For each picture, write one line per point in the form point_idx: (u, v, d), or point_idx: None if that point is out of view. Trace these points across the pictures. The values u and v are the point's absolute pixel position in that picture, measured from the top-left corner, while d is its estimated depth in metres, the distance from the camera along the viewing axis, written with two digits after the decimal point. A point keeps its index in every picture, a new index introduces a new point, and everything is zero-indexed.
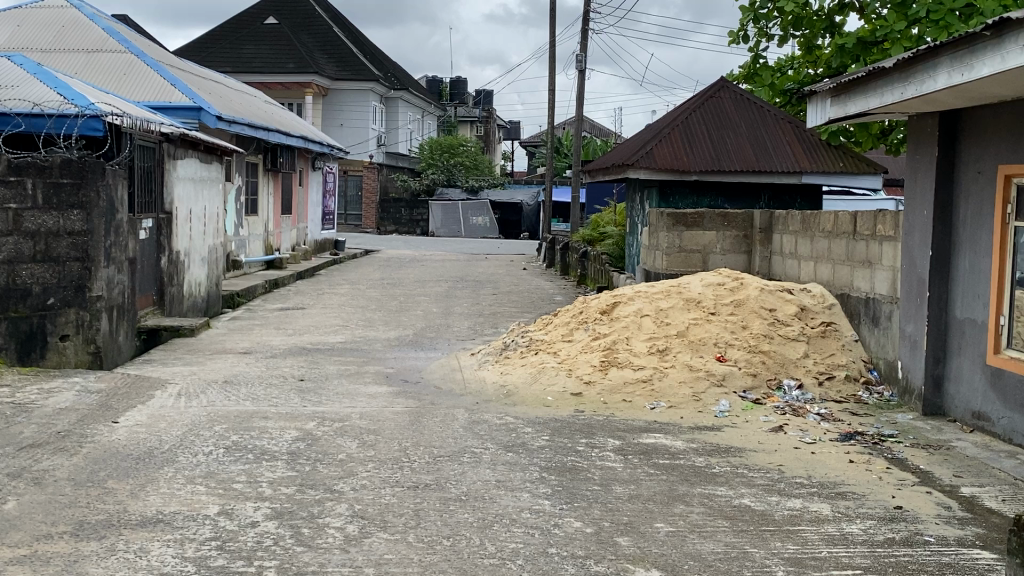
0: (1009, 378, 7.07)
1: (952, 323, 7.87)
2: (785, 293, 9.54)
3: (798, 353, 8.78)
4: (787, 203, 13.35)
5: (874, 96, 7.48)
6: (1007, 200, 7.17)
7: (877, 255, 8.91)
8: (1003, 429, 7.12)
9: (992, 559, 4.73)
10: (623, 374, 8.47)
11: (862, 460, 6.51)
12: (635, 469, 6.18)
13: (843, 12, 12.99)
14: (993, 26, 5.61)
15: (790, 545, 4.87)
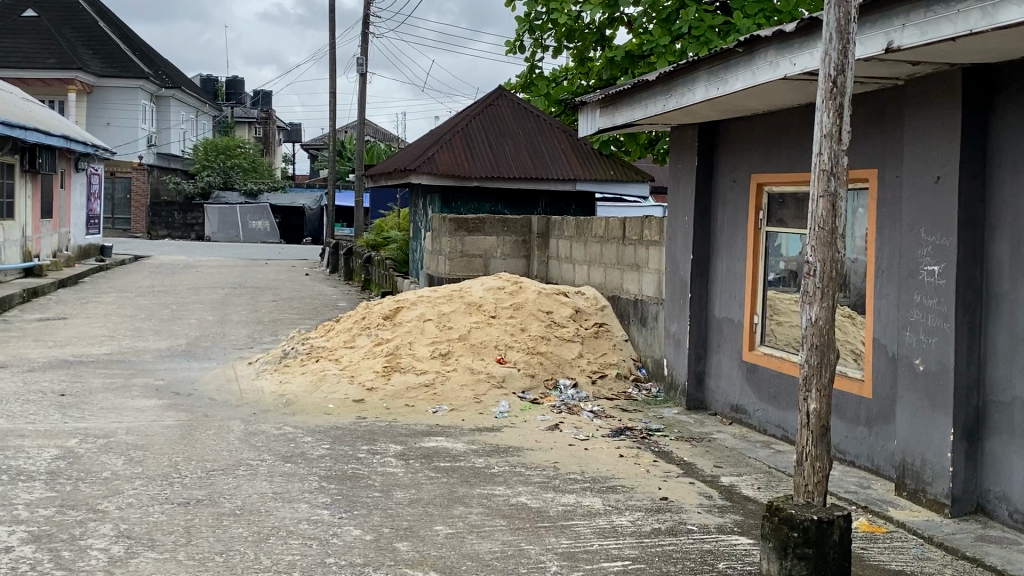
0: (762, 372, 7.62)
1: (712, 322, 8.39)
2: (560, 295, 9.84)
3: (573, 353, 9.09)
4: (563, 209, 13.81)
5: (640, 107, 7.85)
6: (760, 206, 7.73)
7: (644, 259, 9.38)
8: (758, 420, 7.66)
9: (749, 544, 5.06)
10: (406, 379, 8.47)
11: (631, 454, 6.82)
12: (415, 473, 6.20)
13: (613, 26, 13.56)
14: (744, 43, 6.01)
15: (563, 540, 5.03)
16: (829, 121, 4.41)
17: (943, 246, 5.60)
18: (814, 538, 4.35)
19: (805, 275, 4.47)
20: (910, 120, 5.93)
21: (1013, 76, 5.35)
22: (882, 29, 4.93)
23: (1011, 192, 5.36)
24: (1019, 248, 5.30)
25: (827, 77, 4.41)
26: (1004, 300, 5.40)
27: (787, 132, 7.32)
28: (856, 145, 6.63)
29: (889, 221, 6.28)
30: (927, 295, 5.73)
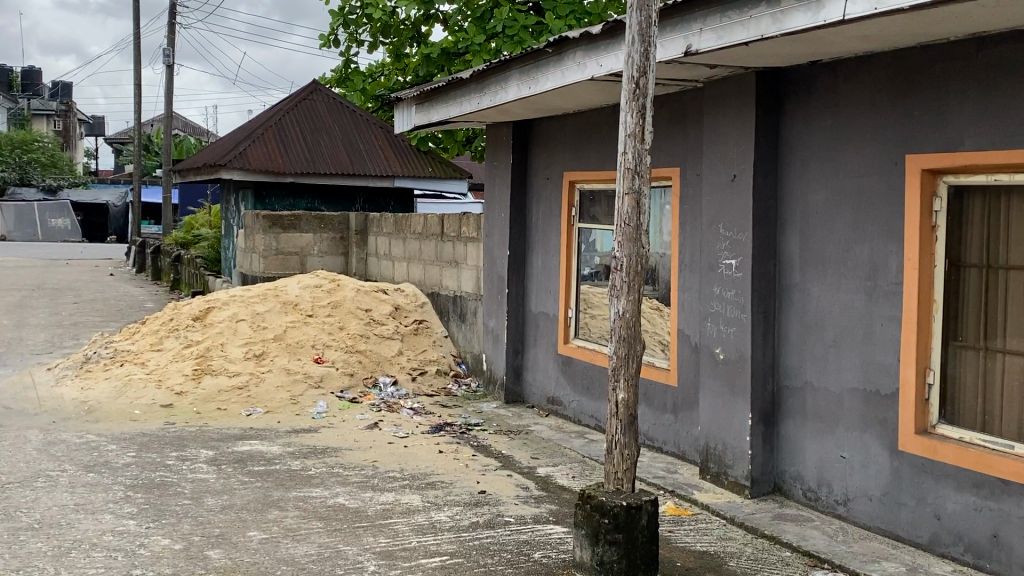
0: (576, 364, 7.82)
1: (528, 317, 8.55)
2: (378, 293, 9.77)
3: (392, 351, 9.07)
4: (381, 205, 13.74)
5: (455, 104, 7.89)
6: (572, 202, 7.93)
7: (462, 255, 9.44)
8: (573, 411, 7.87)
9: (563, 532, 5.19)
10: (218, 382, 8.20)
11: (450, 450, 6.86)
12: (228, 479, 6.01)
13: (428, 23, 13.58)
14: (553, 44, 6.15)
15: (381, 539, 5.01)
16: (633, 121, 4.56)
17: (740, 241, 5.91)
18: (624, 524, 4.50)
19: (613, 270, 4.62)
20: (709, 121, 6.22)
21: (800, 80, 5.70)
22: (681, 33, 5.16)
23: (800, 190, 5.71)
24: (808, 243, 5.66)
25: (630, 79, 4.56)
26: (795, 290, 5.76)
27: (596, 131, 7.54)
28: (661, 144, 6.91)
29: (691, 218, 6.58)
30: (726, 287, 6.03)
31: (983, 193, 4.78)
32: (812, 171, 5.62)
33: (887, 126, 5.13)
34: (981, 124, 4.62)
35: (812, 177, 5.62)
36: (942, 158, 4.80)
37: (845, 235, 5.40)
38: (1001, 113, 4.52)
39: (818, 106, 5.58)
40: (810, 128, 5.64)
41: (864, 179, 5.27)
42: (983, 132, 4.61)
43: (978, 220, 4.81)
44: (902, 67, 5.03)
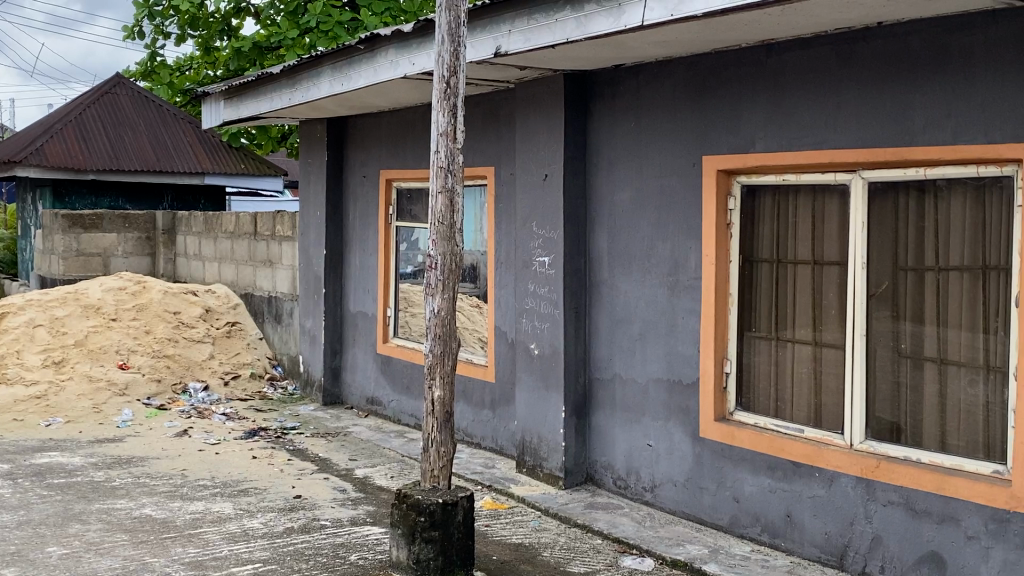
0: (394, 363, 7.78)
1: (346, 316, 8.46)
2: (188, 295, 9.41)
3: (203, 354, 8.78)
4: (192, 204, 13.26)
5: (266, 100, 7.70)
6: (389, 201, 7.89)
7: (276, 255, 9.23)
8: (392, 411, 7.83)
9: (380, 533, 5.16)
10: (13, 392, 7.69)
11: (264, 455, 6.69)
12: (25, 493, 5.65)
13: (239, 16, 13.17)
14: (365, 41, 6.09)
15: (190, 549, 4.83)
16: (445, 120, 4.58)
17: (552, 239, 6.04)
18: (439, 521, 4.52)
19: (427, 268, 4.62)
20: (521, 121, 6.32)
21: (606, 83, 5.88)
22: (490, 34, 5.22)
23: (608, 189, 5.90)
24: (615, 240, 5.84)
25: (441, 78, 4.57)
26: (604, 286, 5.94)
27: (411, 129, 7.52)
28: (475, 143, 6.97)
29: (505, 216, 6.67)
30: (539, 284, 6.16)
31: (773, 192, 5.07)
32: (618, 171, 5.81)
33: (686, 128, 5.37)
34: (770, 127, 4.90)
35: (618, 176, 5.81)
36: (736, 158, 5.07)
37: (649, 232, 5.61)
38: (788, 118, 4.82)
39: (623, 108, 5.77)
40: (616, 129, 5.83)
41: (665, 178, 5.50)
42: (773, 135, 4.90)
43: (769, 218, 5.10)
44: (699, 72, 5.27)
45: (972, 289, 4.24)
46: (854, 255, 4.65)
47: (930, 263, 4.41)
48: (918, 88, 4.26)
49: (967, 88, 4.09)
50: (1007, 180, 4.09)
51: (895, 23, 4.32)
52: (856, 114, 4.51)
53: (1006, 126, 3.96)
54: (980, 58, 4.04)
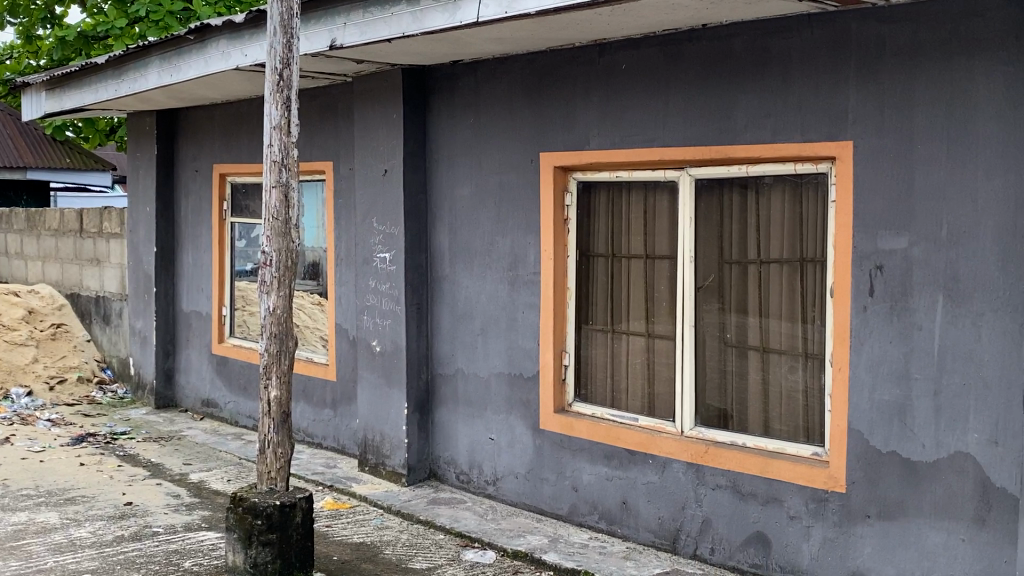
0: (231, 363, 7.56)
1: (180, 316, 8.17)
2: (8, 295, 8.87)
3: (24, 358, 8.31)
4: (12, 201, 12.55)
5: (90, 91, 7.34)
6: (223, 196, 7.65)
7: (104, 253, 8.81)
8: (229, 413, 7.61)
9: (217, 538, 5.01)
10: None
11: (92, 462, 6.38)
12: None
13: (64, 3, 12.51)
14: (195, 31, 5.89)
15: (11, 563, 4.56)
16: (278, 113, 4.47)
17: (392, 234, 6.00)
18: (277, 523, 4.42)
19: (261, 265, 4.49)
20: (359, 116, 6.25)
21: (444, 78, 5.88)
22: (326, 26, 5.14)
23: (447, 185, 5.90)
24: (455, 235, 5.86)
25: (273, 70, 4.45)
26: (445, 282, 5.95)
27: (246, 123, 7.32)
28: (312, 138, 6.85)
29: (344, 212, 6.59)
30: (380, 280, 6.11)
31: (607, 188, 5.20)
32: (457, 167, 5.83)
33: (522, 125, 5.43)
34: (604, 124, 5.02)
35: (457, 172, 5.83)
36: (571, 155, 5.16)
37: (488, 227, 5.65)
38: (621, 115, 4.94)
39: (461, 104, 5.79)
40: (454, 125, 5.84)
41: (504, 174, 5.55)
42: (606, 132, 5.01)
43: (604, 213, 5.23)
44: (534, 69, 5.34)
45: (792, 281, 4.46)
46: (684, 249, 4.82)
47: (753, 257, 4.61)
48: (741, 88, 4.45)
49: (785, 90, 4.30)
50: (822, 178, 4.31)
51: (719, 25, 4.49)
52: (684, 113, 4.67)
53: (821, 126, 4.19)
54: (797, 61, 4.25)
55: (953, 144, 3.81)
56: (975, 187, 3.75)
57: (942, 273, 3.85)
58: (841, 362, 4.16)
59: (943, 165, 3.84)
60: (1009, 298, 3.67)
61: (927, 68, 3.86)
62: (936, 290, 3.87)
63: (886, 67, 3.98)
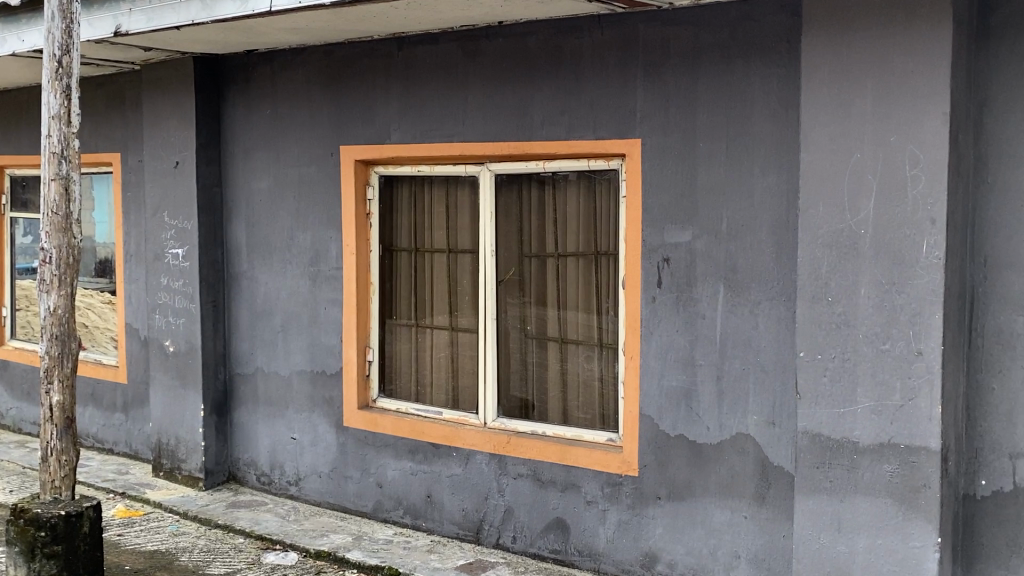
0: (12, 367, 7.09)
1: None
2: None
3: None
4: None
5: None
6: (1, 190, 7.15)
7: None
8: (11, 420, 7.13)
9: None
10: None
11: None
12: None
13: None
14: None
15: None
16: (57, 102, 4.19)
17: (185, 230, 5.78)
18: (62, 535, 4.18)
19: (39, 263, 4.22)
20: (148, 106, 5.97)
21: (239, 69, 5.70)
22: (110, 12, 4.89)
23: (244, 179, 5.73)
24: (253, 230, 5.70)
25: (51, 56, 4.16)
26: (243, 278, 5.78)
27: (25, 111, 6.86)
28: (99, 129, 6.50)
29: (134, 206, 6.29)
30: (173, 277, 5.87)
31: (409, 182, 5.19)
32: (255, 160, 5.67)
33: (321, 118, 5.34)
34: (403, 118, 5.01)
35: (254, 165, 5.67)
36: (372, 149, 5.12)
37: (287, 222, 5.53)
38: (420, 110, 4.94)
39: (257, 95, 5.63)
40: (250, 117, 5.67)
41: (303, 168, 5.44)
42: (406, 126, 5.00)
43: (405, 207, 5.21)
44: (332, 61, 5.26)
45: (587, 273, 4.58)
46: (485, 243, 4.88)
47: (550, 250, 4.71)
48: (536, 85, 4.54)
49: (578, 88, 4.42)
50: (614, 173, 4.46)
51: (514, 23, 4.56)
52: (482, 108, 4.72)
53: (611, 124, 4.33)
54: (589, 60, 4.38)
55: (732, 142, 4.01)
56: (752, 183, 3.97)
57: (723, 264, 4.06)
58: (633, 351, 4.32)
59: (723, 162, 4.04)
60: (782, 288, 3.91)
61: (708, 70, 4.06)
62: (718, 280, 4.08)
63: (671, 68, 4.15)
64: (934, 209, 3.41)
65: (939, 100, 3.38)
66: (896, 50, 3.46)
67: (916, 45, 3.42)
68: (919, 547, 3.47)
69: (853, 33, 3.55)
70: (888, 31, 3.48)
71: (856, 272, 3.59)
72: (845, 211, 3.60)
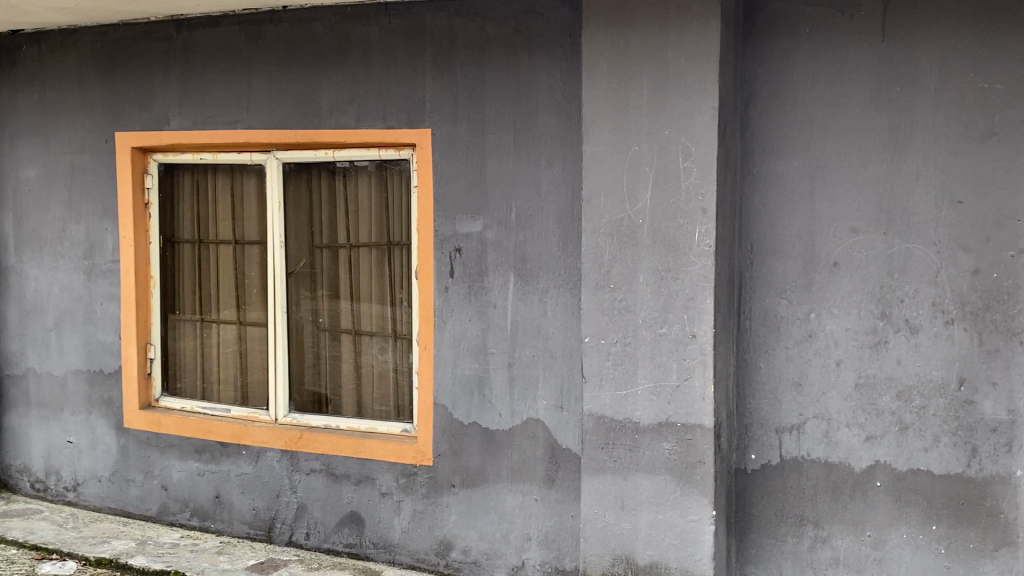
0: None
1: None
2: None
3: None
4: None
5: None
6: None
7: None
8: None
9: None
10: None
11: None
12: None
13: None
14: None
15: None
16: None
17: None
18: None
19: None
20: None
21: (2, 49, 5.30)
22: None
23: (10, 167, 5.34)
24: (21, 222, 5.32)
25: None
26: (11, 273, 5.38)
27: None
28: None
29: None
30: None
31: (193, 171, 4.99)
32: (21, 147, 5.29)
33: (95, 103, 5.04)
34: (185, 104, 4.80)
35: (22, 152, 5.29)
36: (151, 136, 4.88)
37: (59, 213, 5.19)
38: (202, 96, 4.75)
39: (23, 77, 5.25)
40: (16, 101, 5.28)
41: (75, 156, 5.12)
42: (187, 112, 4.80)
43: (189, 198, 5.01)
44: (107, 43, 4.97)
45: (378, 263, 4.54)
46: (273, 234, 4.74)
47: (341, 241, 4.63)
48: (324, 73, 4.46)
49: (366, 76, 4.37)
50: (405, 163, 4.44)
51: (299, 9, 4.46)
52: (267, 95, 4.59)
53: (400, 113, 4.31)
54: (376, 48, 4.34)
55: (519, 132, 4.08)
56: (539, 174, 4.05)
57: (512, 253, 4.13)
58: (426, 341, 4.32)
59: (510, 153, 4.11)
60: (569, 276, 4.02)
61: (494, 61, 4.10)
62: (508, 269, 4.14)
63: (458, 58, 4.18)
64: (705, 199, 3.59)
65: (709, 96, 3.56)
66: (670, 45, 3.62)
67: (688, 41, 3.59)
68: (695, 520, 3.65)
69: (630, 28, 3.68)
70: (664, 28, 3.63)
71: (636, 259, 3.72)
72: (625, 200, 3.73)
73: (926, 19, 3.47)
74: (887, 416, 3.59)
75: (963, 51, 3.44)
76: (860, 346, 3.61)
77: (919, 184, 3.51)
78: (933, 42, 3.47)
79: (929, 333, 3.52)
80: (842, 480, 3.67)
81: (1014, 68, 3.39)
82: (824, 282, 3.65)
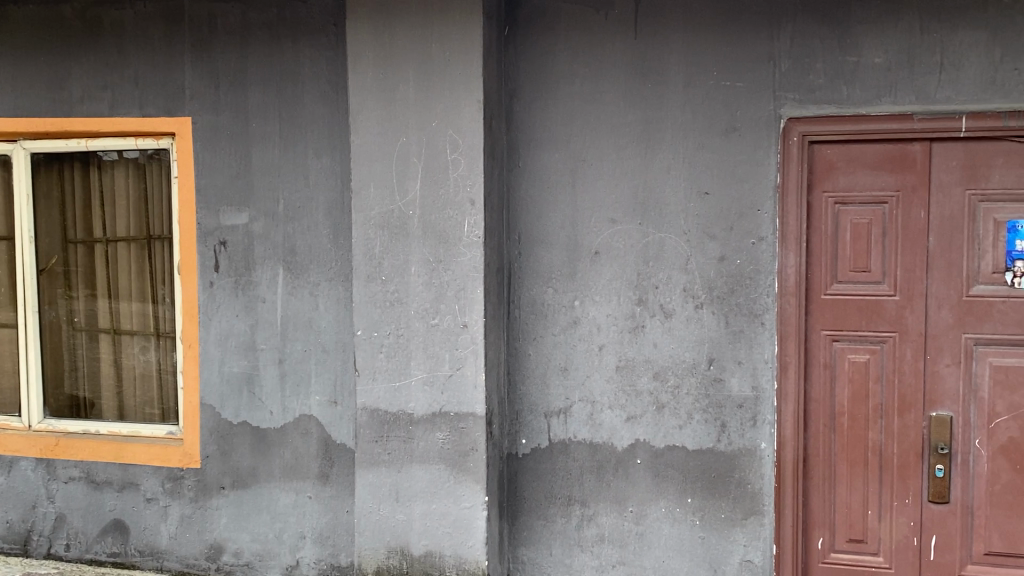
0: None
1: None
2: None
3: None
4: None
5: None
6: None
7: None
8: None
9: None
10: None
11: None
12: None
13: None
14: None
15: None
16: None
17: None
18: None
19: None
20: None
21: None
22: None
23: None
24: None
25: None
26: None
27: None
28: None
29: None
30: None
31: None
32: None
33: None
34: None
35: None
36: None
37: None
38: None
39: None
40: None
41: None
42: None
43: None
44: None
45: (138, 258, 4.33)
46: (21, 229, 4.41)
47: (98, 235, 4.38)
48: (74, 57, 4.19)
49: (121, 62, 4.14)
50: (165, 154, 4.24)
51: None
52: (11, 80, 4.27)
53: (158, 101, 4.12)
54: (132, 32, 4.13)
55: (284, 123, 3.99)
56: (306, 165, 3.98)
57: (280, 246, 4.04)
58: (191, 339, 4.16)
59: (276, 143, 4.01)
60: (339, 269, 3.97)
61: (257, 49, 3.99)
62: (275, 263, 4.05)
63: (219, 45, 4.03)
64: (472, 190, 3.64)
65: (473, 88, 3.61)
66: (434, 37, 3.64)
67: (451, 33, 3.62)
68: (468, 507, 3.70)
69: (395, 19, 3.67)
70: (428, 20, 3.64)
71: (406, 250, 3.72)
72: (394, 192, 3.71)
73: (674, 19, 3.66)
74: (645, 396, 3.77)
75: (708, 51, 3.63)
76: (620, 330, 3.77)
77: (671, 176, 3.69)
78: (681, 41, 3.65)
79: (681, 317, 3.71)
80: (606, 459, 3.83)
81: (753, 67, 3.60)
82: (586, 270, 3.79)
